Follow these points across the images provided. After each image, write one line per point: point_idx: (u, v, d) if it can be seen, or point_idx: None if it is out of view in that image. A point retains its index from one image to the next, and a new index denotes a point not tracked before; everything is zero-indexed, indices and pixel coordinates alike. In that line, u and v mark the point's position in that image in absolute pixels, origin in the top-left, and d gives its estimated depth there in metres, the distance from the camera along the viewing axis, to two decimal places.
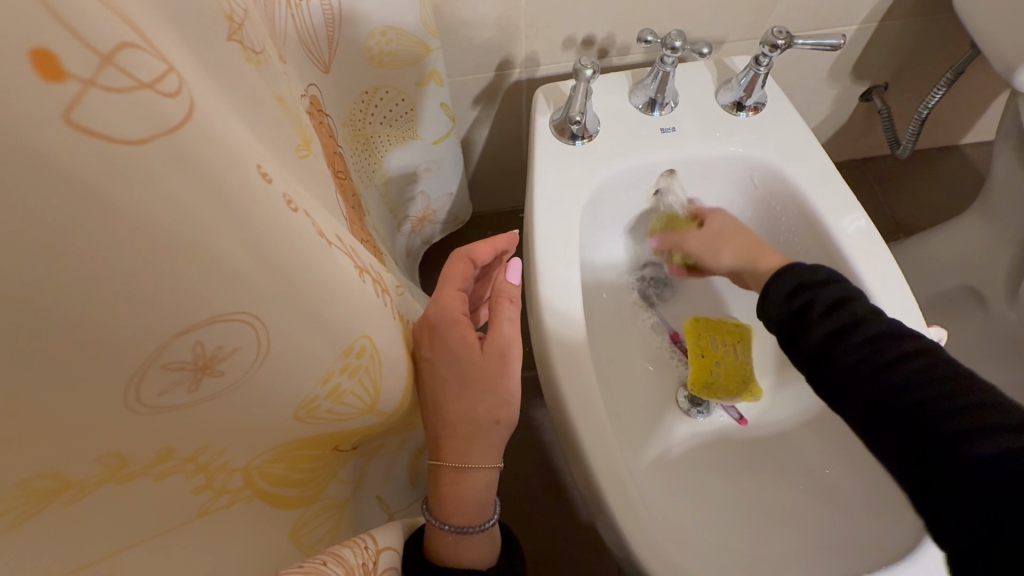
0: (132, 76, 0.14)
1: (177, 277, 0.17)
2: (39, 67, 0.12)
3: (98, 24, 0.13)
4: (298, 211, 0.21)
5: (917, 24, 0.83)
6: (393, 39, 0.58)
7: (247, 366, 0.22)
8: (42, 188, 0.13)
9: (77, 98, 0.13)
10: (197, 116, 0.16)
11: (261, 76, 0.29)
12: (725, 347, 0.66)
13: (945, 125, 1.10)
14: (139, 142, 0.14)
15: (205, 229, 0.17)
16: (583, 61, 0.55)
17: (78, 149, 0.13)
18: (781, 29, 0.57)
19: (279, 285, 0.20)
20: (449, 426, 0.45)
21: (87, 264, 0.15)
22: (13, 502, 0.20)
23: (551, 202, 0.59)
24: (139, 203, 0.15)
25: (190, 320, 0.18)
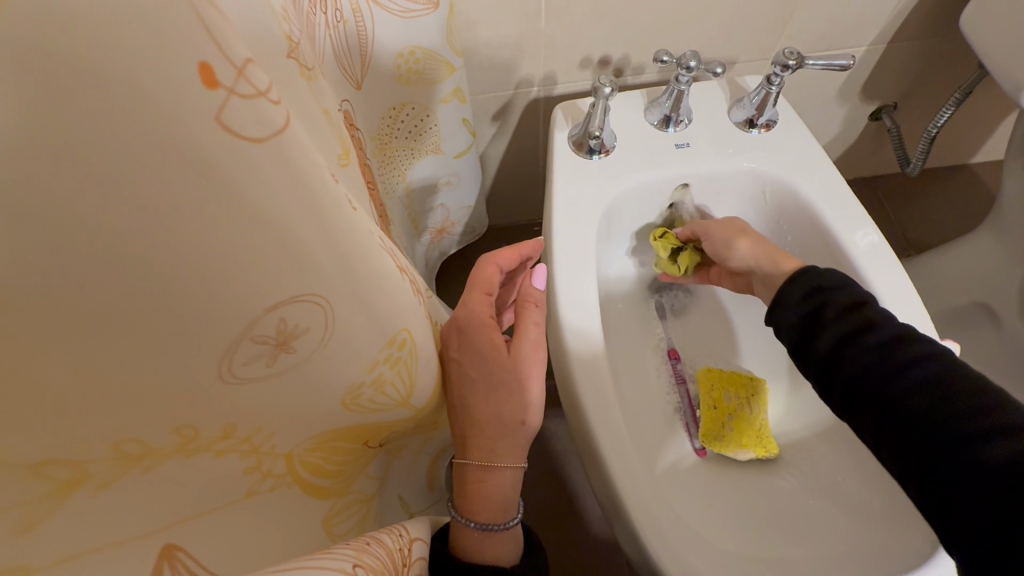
0: (254, 86, 0.16)
1: (267, 264, 0.19)
2: (200, 77, 0.14)
3: (233, 40, 0.15)
4: (354, 209, 0.24)
5: (926, 45, 0.85)
6: (419, 59, 0.61)
7: (313, 346, 0.24)
8: (177, 180, 0.16)
9: (222, 104, 0.15)
10: (291, 123, 0.18)
11: (311, 90, 0.32)
12: (736, 401, 0.67)
13: (956, 144, 1.11)
14: (258, 140, 0.16)
15: (296, 221, 0.19)
16: (601, 80, 0.58)
17: (218, 145, 0.16)
18: (792, 50, 0.59)
19: (343, 273, 0.23)
20: (478, 425, 0.47)
21: (198, 249, 0.17)
22: (102, 465, 0.22)
23: (568, 215, 0.61)
24: (253, 196, 0.17)
25: (274, 298, 0.21)
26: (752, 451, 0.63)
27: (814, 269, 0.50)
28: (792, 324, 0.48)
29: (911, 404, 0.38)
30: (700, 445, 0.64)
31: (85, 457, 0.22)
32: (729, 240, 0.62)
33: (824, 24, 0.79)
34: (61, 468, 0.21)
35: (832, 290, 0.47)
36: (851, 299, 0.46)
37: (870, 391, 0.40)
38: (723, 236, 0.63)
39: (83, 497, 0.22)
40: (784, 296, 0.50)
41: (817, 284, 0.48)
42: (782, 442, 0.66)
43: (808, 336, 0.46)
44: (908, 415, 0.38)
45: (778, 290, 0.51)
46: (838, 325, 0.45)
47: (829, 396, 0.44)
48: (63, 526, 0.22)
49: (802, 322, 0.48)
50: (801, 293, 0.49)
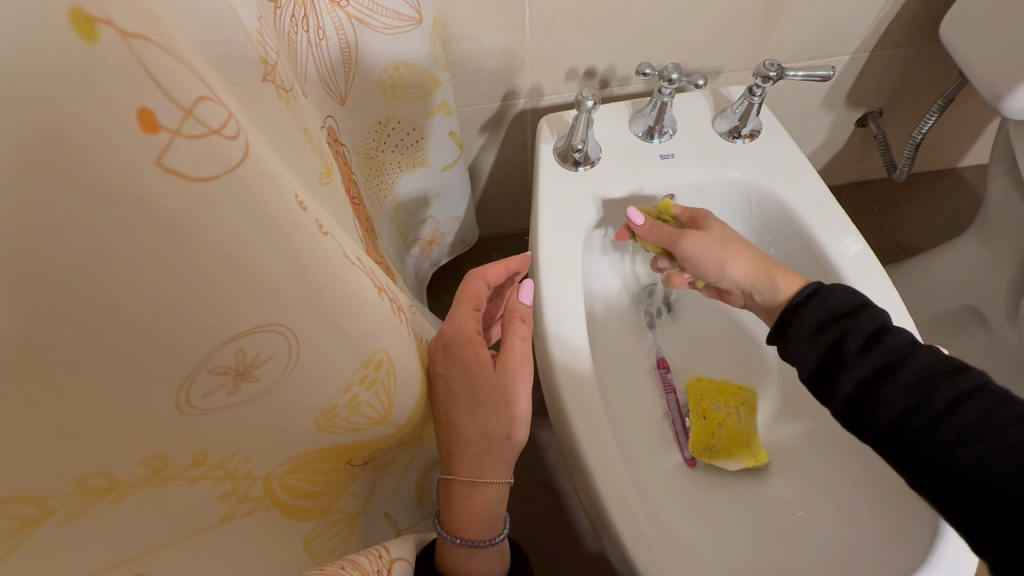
0: (204, 125, 0.16)
1: (225, 293, 0.19)
2: (140, 122, 0.15)
3: (179, 83, 0.15)
4: (326, 234, 0.24)
5: (908, 53, 0.86)
6: (404, 74, 0.62)
7: (279, 372, 0.24)
8: (127, 218, 0.16)
9: (166, 146, 0.15)
10: (250, 154, 0.18)
11: (290, 111, 0.33)
12: (726, 410, 0.67)
13: (942, 149, 1.12)
14: (209, 178, 0.17)
15: (253, 254, 0.19)
16: (584, 94, 0.59)
17: (162, 184, 0.16)
18: (773, 62, 0.60)
19: (309, 299, 0.22)
20: (466, 442, 0.47)
21: (151, 284, 0.17)
22: (67, 499, 0.22)
23: (555, 227, 0.61)
24: (206, 230, 0.17)
25: (234, 329, 0.21)
26: (743, 460, 0.63)
27: (825, 294, 0.49)
28: (810, 352, 0.47)
29: (944, 434, 0.38)
30: (690, 454, 0.64)
31: (50, 492, 0.21)
32: (721, 263, 0.59)
33: (807, 33, 0.79)
34: (23, 505, 0.21)
35: (847, 317, 0.46)
36: (870, 325, 0.45)
37: (899, 424, 0.40)
38: (708, 255, 0.59)
39: (49, 529, 0.22)
40: (799, 323, 0.49)
41: (832, 311, 0.48)
42: (772, 450, 0.66)
43: (825, 369, 0.46)
44: (941, 447, 0.38)
45: (791, 313, 0.50)
46: (861, 355, 0.44)
47: (852, 425, 0.44)
48: (29, 562, 0.22)
49: (821, 350, 0.47)
50: (814, 322, 0.48)
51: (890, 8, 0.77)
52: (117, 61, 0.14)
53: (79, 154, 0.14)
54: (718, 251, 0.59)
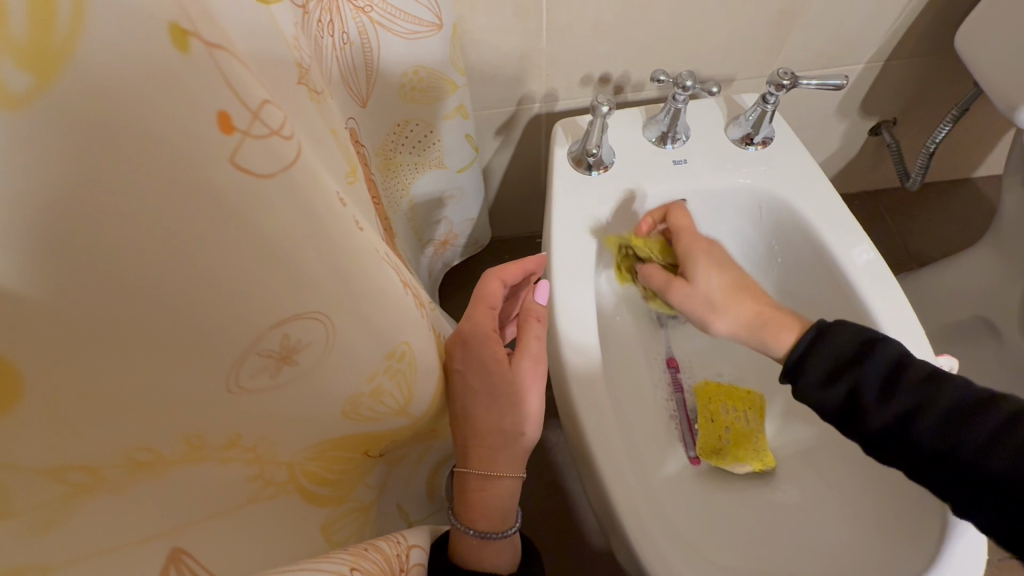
0: (268, 126, 0.18)
1: (274, 284, 0.21)
2: (219, 123, 0.16)
3: (248, 89, 0.17)
4: (359, 229, 0.26)
5: (922, 63, 0.87)
6: (423, 77, 0.63)
7: (315, 359, 0.26)
8: (199, 214, 0.17)
9: (237, 146, 0.17)
10: (302, 154, 0.19)
11: (319, 112, 0.34)
12: (733, 414, 0.68)
13: (956, 158, 1.12)
14: (270, 175, 0.18)
15: (303, 247, 0.21)
16: (599, 99, 0.60)
17: (232, 181, 0.17)
18: (786, 70, 0.61)
19: (347, 289, 0.24)
20: (480, 435, 0.49)
21: (213, 273, 0.19)
22: (113, 470, 0.24)
23: (569, 230, 0.63)
24: (265, 224, 0.19)
25: (279, 315, 0.22)
26: (750, 464, 0.64)
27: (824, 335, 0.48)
28: (828, 403, 0.46)
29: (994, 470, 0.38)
30: (695, 454, 0.65)
31: (99, 462, 0.23)
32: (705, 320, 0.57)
33: (822, 42, 0.80)
34: (78, 474, 0.22)
35: (855, 362, 0.45)
36: (883, 364, 0.44)
37: (944, 469, 0.40)
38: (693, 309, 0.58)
39: (98, 497, 0.24)
40: (807, 369, 0.47)
41: (838, 357, 0.46)
42: (780, 454, 0.66)
43: (850, 417, 0.45)
44: (994, 487, 0.38)
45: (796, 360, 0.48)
46: (884, 404, 0.43)
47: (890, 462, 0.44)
48: (80, 529, 0.24)
49: (841, 400, 0.45)
50: (824, 369, 0.46)
51: (905, 17, 0.78)
52: (202, 68, 0.15)
53: (165, 152, 0.15)
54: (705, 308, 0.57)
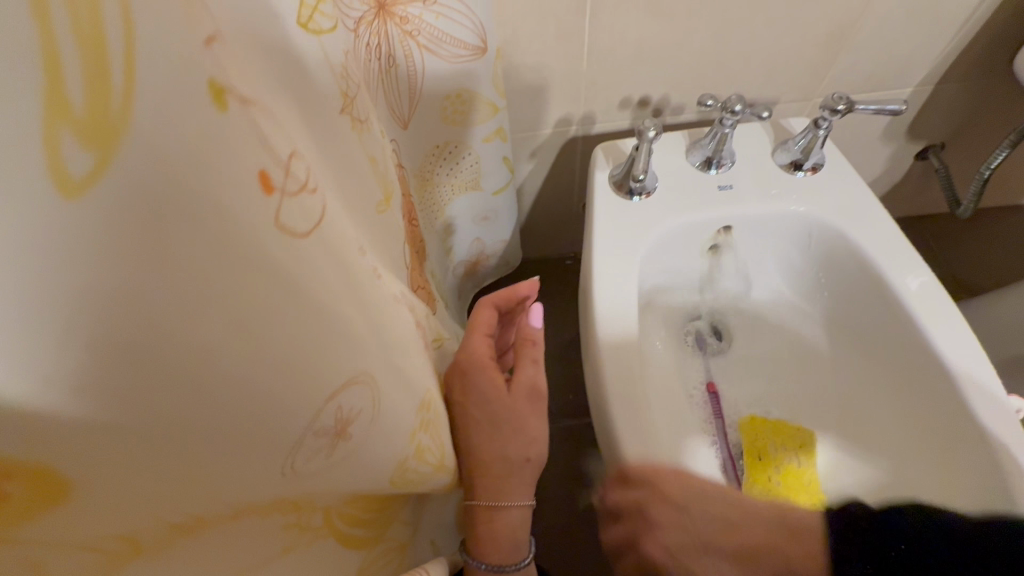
0: (299, 181, 0.20)
1: (321, 348, 0.22)
2: (262, 182, 0.18)
3: (278, 147, 0.19)
4: (378, 275, 0.29)
5: (977, 86, 0.83)
6: (465, 100, 0.63)
7: (367, 426, 0.26)
8: (246, 279, 0.17)
9: (278, 207, 0.19)
10: (323, 209, 0.22)
11: (361, 142, 0.33)
12: (783, 452, 0.63)
13: (1009, 185, 1.07)
14: (305, 234, 0.20)
15: (331, 301, 0.22)
16: (645, 124, 0.58)
17: (277, 241, 0.18)
18: (841, 95, 0.58)
19: (371, 331, 0.25)
20: (483, 468, 0.48)
21: (276, 339, 0.19)
22: (156, 535, 0.22)
23: (611, 257, 0.61)
24: (304, 280, 0.20)
25: (332, 387, 0.23)
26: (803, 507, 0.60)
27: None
28: None
29: None
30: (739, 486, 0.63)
31: (141, 529, 0.21)
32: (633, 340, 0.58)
33: (871, 65, 0.78)
34: (117, 541, 0.21)
35: None
36: None
37: None
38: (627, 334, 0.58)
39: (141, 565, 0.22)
40: None
41: None
42: (832, 497, 0.63)
43: None
44: None
45: None
46: None
47: None
48: None
49: None
50: None
51: (960, 39, 0.75)
52: (241, 129, 0.17)
53: (228, 218, 0.16)
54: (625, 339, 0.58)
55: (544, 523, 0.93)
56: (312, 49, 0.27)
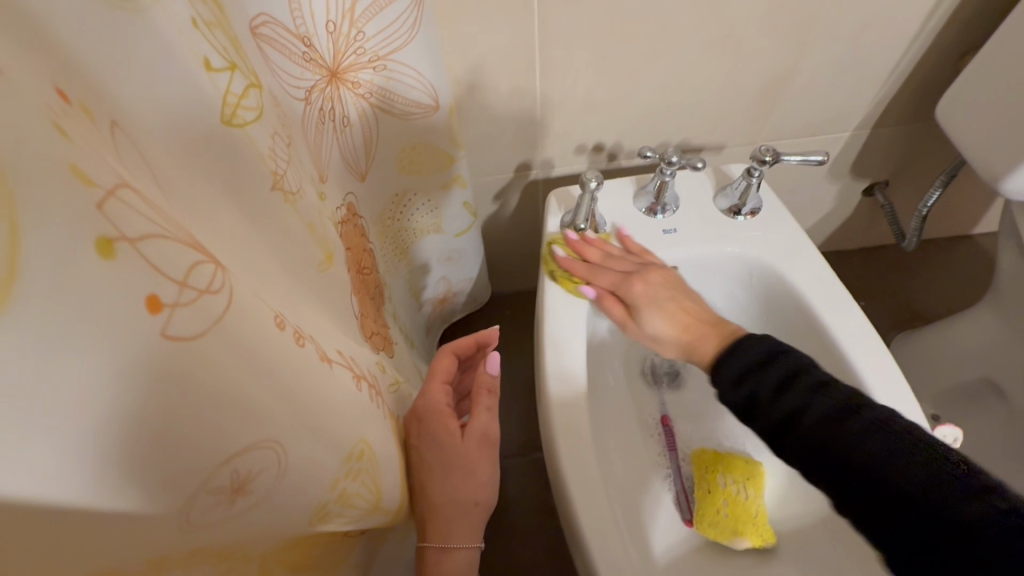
0: (198, 287, 0.23)
1: (225, 416, 0.25)
2: (148, 306, 0.20)
3: (175, 266, 0.22)
4: (303, 343, 0.32)
5: (909, 130, 0.89)
6: (421, 152, 0.66)
7: (272, 480, 0.29)
8: (150, 379, 0.21)
9: (167, 320, 0.21)
10: (230, 301, 0.25)
11: (296, 212, 0.38)
12: (731, 484, 0.65)
13: (953, 218, 1.13)
14: (202, 332, 0.23)
15: (236, 378, 0.25)
16: (587, 176, 0.62)
17: (172, 350, 0.22)
18: (768, 147, 0.63)
19: (278, 395, 0.28)
20: (435, 509, 0.49)
21: (176, 413, 0.22)
22: None
23: (560, 300, 0.64)
24: (205, 364, 0.23)
25: (234, 447, 0.25)
26: (749, 539, 0.61)
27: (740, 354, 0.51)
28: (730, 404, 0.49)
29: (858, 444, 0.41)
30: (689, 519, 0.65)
31: None
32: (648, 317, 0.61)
33: (807, 112, 0.83)
34: None
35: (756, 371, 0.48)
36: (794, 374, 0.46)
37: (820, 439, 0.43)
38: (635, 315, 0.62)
39: None
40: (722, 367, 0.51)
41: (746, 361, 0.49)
42: (779, 529, 0.65)
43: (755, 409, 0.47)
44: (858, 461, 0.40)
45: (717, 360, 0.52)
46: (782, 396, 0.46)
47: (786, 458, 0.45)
48: None
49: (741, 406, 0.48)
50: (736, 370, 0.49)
51: (887, 89, 0.81)
52: (132, 264, 0.20)
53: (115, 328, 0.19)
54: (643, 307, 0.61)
55: (513, 559, 0.93)
56: (237, 141, 0.31)
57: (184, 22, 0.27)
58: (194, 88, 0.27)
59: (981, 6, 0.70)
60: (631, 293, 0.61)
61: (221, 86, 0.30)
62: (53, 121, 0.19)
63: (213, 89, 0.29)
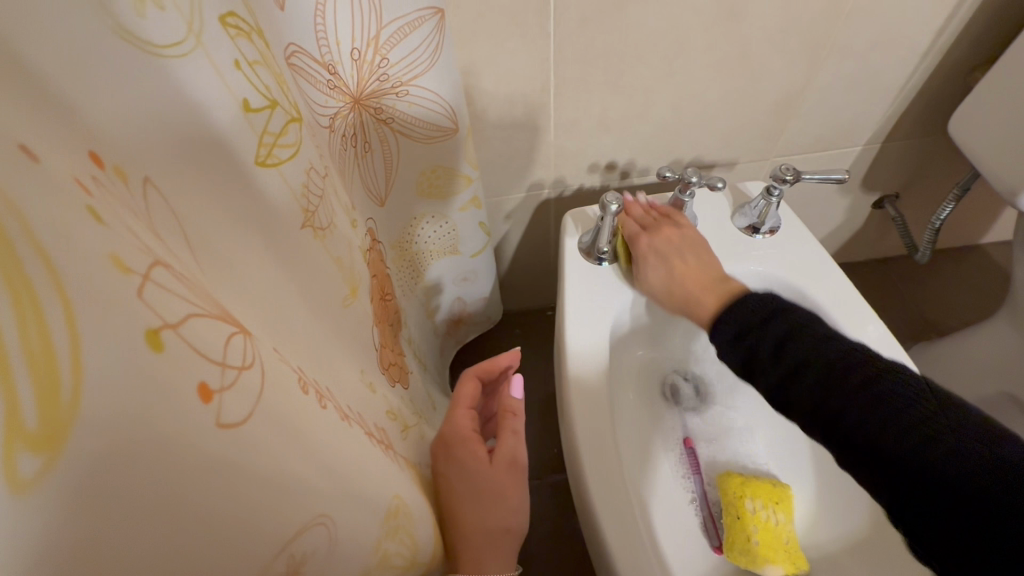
0: (238, 363, 0.22)
1: (275, 502, 0.24)
2: (199, 396, 0.20)
3: (217, 346, 0.21)
4: (326, 405, 0.31)
5: (919, 144, 0.90)
6: (440, 175, 0.66)
7: (323, 558, 0.28)
8: (201, 477, 0.20)
9: (215, 409, 0.20)
10: (263, 373, 0.24)
11: (323, 246, 0.39)
12: (760, 509, 0.62)
13: (963, 229, 1.13)
14: (246, 418, 0.22)
15: (282, 459, 0.24)
16: (608, 198, 0.61)
17: (219, 443, 0.21)
18: (788, 166, 0.63)
19: (318, 462, 0.27)
20: (466, 541, 0.47)
21: (226, 512, 0.21)
22: None
23: (582, 323, 0.63)
24: (252, 452, 0.22)
25: (288, 532, 0.24)
26: (781, 565, 0.60)
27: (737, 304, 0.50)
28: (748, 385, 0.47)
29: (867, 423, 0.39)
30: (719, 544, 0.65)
31: None
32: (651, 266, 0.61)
33: (819, 129, 0.84)
34: None
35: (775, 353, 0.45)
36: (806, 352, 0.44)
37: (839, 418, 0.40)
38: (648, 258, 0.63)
39: None
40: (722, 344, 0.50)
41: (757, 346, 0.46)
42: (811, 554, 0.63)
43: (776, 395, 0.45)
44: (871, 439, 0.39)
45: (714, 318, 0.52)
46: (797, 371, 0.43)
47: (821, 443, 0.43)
48: None
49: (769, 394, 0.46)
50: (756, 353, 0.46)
51: (898, 104, 0.82)
52: (177, 355, 0.19)
53: (159, 441, 0.18)
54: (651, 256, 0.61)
55: None
56: (270, 178, 0.32)
57: (228, 67, 0.28)
58: (230, 130, 0.28)
59: (990, 22, 0.71)
60: (635, 247, 0.63)
61: (258, 126, 0.31)
62: (86, 202, 0.18)
63: (250, 128, 0.30)
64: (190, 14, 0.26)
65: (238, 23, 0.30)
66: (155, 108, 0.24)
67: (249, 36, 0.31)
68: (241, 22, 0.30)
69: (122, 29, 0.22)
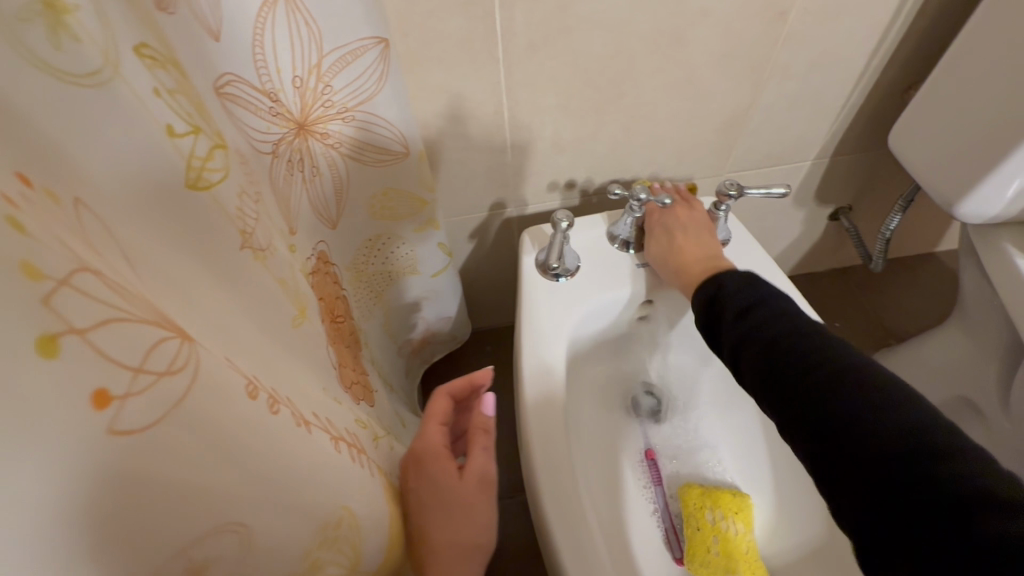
0: (160, 368, 0.22)
1: (181, 501, 0.24)
2: (95, 401, 0.20)
3: (132, 353, 0.21)
4: (278, 410, 0.31)
5: (866, 158, 0.93)
6: (393, 198, 0.67)
7: (229, 562, 0.28)
8: (97, 474, 0.20)
9: (115, 415, 0.21)
10: (196, 376, 0.24)
11: (265, 268, 0.39)
12: (720, 520, 0.63)
13: (917, 238, 1.17)
14: (157, 421, 0.22)
15: (195, 465, 0.24)
16: (558, 216, 0.62)
17: (115, 448, 0.21)
18: (733, 182, 0.64)
19: (244, 476, 0.27)
20: (435, 555, 0.46)
21: (124, 507, 0.21)
22: None
23: (538, 340, 0.63)
24: (157, 453, 0.23)
25: (189, 535, 0.24)
26: None
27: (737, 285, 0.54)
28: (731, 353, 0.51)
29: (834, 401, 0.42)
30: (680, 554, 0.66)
31: None
32: (658, 243, 0.66)
33: (768, 145, 0.87)
34: None
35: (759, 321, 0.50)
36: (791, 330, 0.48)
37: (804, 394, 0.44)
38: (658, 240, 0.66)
39: None
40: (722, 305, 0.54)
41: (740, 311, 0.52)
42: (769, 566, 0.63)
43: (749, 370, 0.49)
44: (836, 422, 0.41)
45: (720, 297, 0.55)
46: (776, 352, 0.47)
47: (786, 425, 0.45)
48: None
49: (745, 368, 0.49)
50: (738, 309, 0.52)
51: (842, 119, 0.85)
52: (80, 360, 0.19)
53: (52, 434, 0.18)
54: (659, 236, 0.66)
55: None
56: (205, 202, 0.32)
57: (151, 93, 0.29)
58: (162, 150, 0.29)
59: (918, 43, 0.75)
60: (648, 227, 0.67)
61: (187, 150, 0.31)
62: (9, 213, 0.18)
63: (180, 153, 0.30)
64: (109, 39, 0.26)
65: (153, 52, 0.30)
66: (85, 129, 0.24)
67: (165, 66, 0.31)
68: (156, 52, 0.30)
69: (40, 55, 0.22)
